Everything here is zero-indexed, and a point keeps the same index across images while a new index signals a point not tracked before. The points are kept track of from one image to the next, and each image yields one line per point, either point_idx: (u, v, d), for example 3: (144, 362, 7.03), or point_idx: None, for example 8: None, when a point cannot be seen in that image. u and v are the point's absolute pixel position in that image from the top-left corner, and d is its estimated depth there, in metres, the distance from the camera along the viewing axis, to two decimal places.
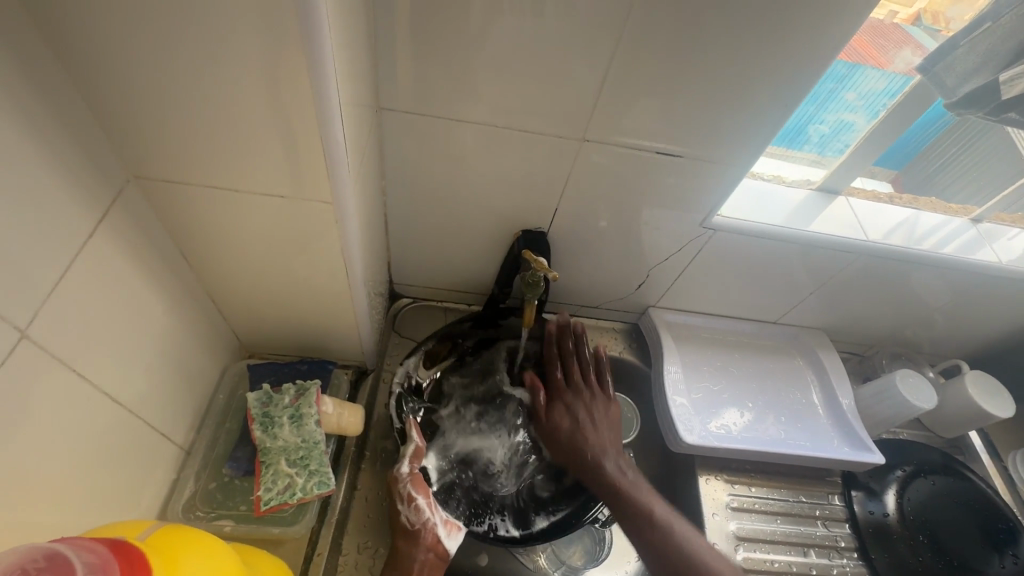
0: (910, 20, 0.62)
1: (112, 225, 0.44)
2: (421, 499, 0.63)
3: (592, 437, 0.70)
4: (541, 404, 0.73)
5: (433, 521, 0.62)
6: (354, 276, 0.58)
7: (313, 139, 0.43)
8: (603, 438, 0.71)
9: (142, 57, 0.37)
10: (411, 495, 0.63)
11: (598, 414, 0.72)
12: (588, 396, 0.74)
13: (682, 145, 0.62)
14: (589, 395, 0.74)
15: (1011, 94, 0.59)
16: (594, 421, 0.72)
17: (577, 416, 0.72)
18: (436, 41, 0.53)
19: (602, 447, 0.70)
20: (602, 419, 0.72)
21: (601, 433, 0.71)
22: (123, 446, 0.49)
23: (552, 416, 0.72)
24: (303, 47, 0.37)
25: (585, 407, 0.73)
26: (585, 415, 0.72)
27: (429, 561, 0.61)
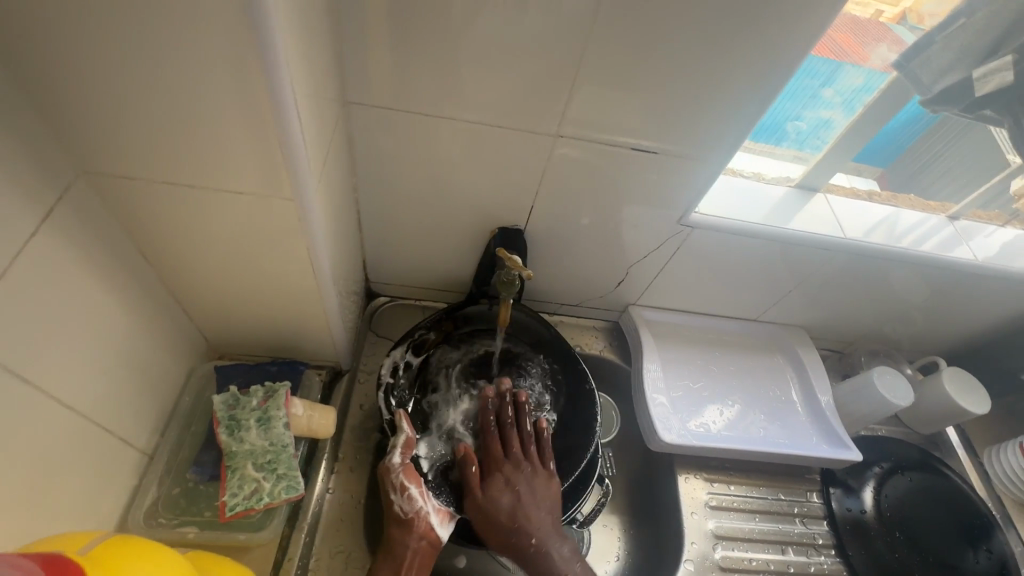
0: (895, 19, 0.60)
1: (60, 224, 0.43)
2: (410, 489, 0.62)
3: (531, 520, 0.64)
4: (476, 483, 0.65)
5: (423, 509, 0.62)
6: (321, 275, 0.56)
7: (268, 133, 0.41)
8: (539, 520, 0.64)
9: (83, 48, 0.35)
10: (401, 484, 0.62)
11: (533, 495, 0.65)
12: (527, 469, 0.67)
13: (659, 142, 0.61)
14: (528, 469, 0.67)
15: (984, 89, 0.65)
16: (531, 503, 0.64)
17: (515, 498, 0.64)
18: (402, 34, 0.52)
19: (542, 533, 0.63)
20: (539, 499, 0.65)
21: (537, 520, 0.64)
22: (77, 452, 0.47)
23: (488, 497, 0.64)
24: (252, 37, 0.35)
25: (525, 482, 0.66)
26: (523, 496, 0.64)
27: (422, 550, 0.61)
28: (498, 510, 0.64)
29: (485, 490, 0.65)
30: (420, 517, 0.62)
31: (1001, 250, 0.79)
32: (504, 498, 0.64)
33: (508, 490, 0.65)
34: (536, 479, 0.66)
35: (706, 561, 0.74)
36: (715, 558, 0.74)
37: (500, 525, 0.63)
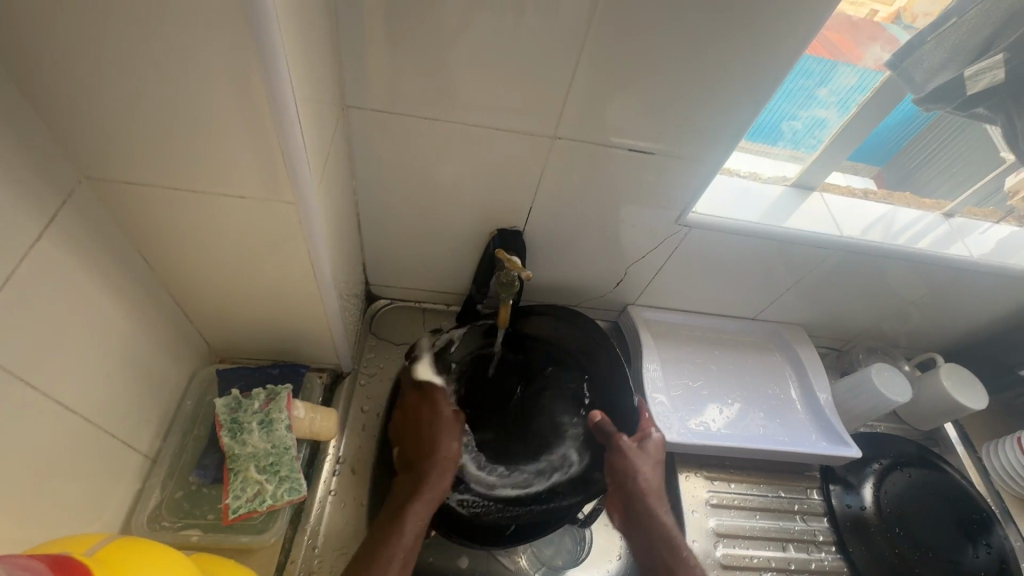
0: (891, 19, 0.61)
1: (63, 229, 0.43)
2: (456, 433, 0.67)
3: (638, 475, 0.67)
4: (613, 431, 0.70)
5: (456, 456, 0.65)
6: (322, 277, 0.57)
7: (268, 136, 0.41)
8: (650, 477, 0.67)
9: (88, 55, 0.36)
10: (450, 425, 0.67)
11: (655, 458, 0.69)
12: (648, 446, 0.69)
13: (655, 143, 0.62)
14: (651, 446, 0.69)
15: (974, 88, 0.63)
16: (650, 464, 0.68)
17: (631, 454, 0.68)
18: (399, 37, 0.52)
19: (647, 493, 0.67)
20: (659, 464, 0.69)
21: (653, 476, 0.67)
22: (81, 455, 0.48)
23: (612, 444, 0.69)
24: (253, 43, 0.35)
25: (645, 453, 0.69)
26: (638, 456, 0.68)
27: (442, 490, 0.62)
28: (618, 457, 0.68)
29: (624, 440, 0.69)
30: (453, 462, 0.64)
31: (997, 248, 0.79)
32: (630, 449, 0.68)
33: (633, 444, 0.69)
34: (659, 450, 0.70)
35: (708, 559, 0.74)
36: (716, 556, 0.74)
37: (612, 472, 0.68)
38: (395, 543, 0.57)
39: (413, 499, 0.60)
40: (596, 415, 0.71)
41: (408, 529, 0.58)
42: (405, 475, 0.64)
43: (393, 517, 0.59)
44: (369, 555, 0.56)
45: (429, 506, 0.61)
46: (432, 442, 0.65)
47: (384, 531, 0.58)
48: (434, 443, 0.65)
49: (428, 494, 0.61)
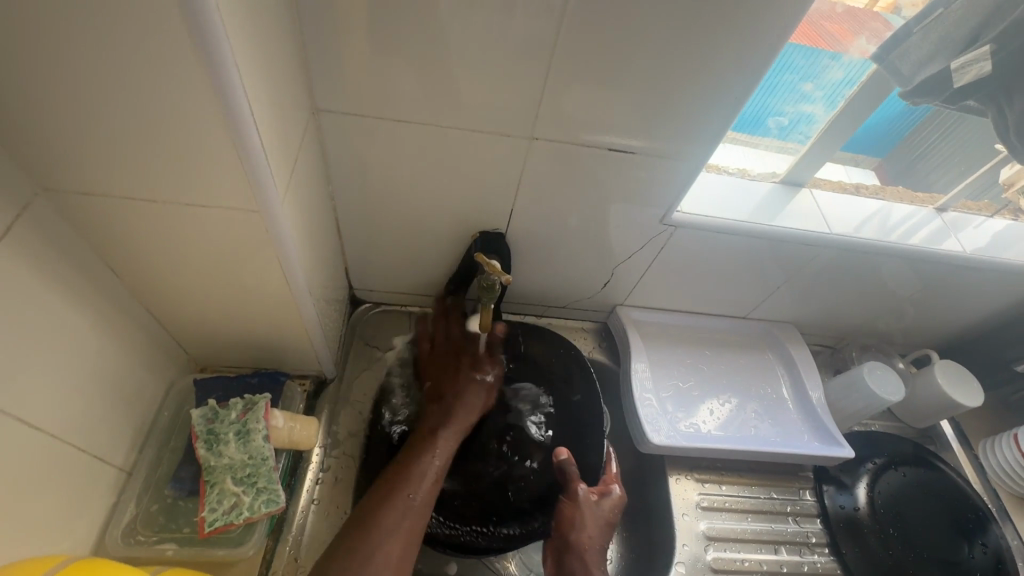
0: (889, 8, 0.59)
1: (21, 243, 0.42)
2: (488, 391, 0.74)
3: (580, 529, 0.64)
4: (575, 475, 0.67)
5: (482, 406, 0.72)
6: (296, 285, 0.56)
7: (225, 144, 0.40)
8: (592, 535, 0.64)
9: (30, 65, 0.35)
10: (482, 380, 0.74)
11: (607, 518, 0.66)
12: (601, 504, 0.66)
13: (634, 140, 0.61)
14: (604, 504, 0.66)
15: (962, 81, 0.59)
16: (598, 521, 0.65)
17: (583, 505, 0.65)
18: (365, 40, 0.51)
19: (585, 548, 0.63)
20: (609, 524, 0.66)
21: (596, 535, 0.64)
22: (49, 472, 0.47)
23: (569, 489, 0.67)
24: (200, 49, 0.34)
25: (596, 509, 0.66)
26: (590, 511, 0.65)
27: (465, 426, 0.69)
28: (570, 503, 0.66)
29: (582, 489, 0.66)
30: (477, 410, 0.71)
31: (992, 242, 0.78)
32: (584, 499, 0.66)
33: (591, 496, 0.67)
34: (614, 511, 0.67)
35: (698, 563, 0.73)
36: (708, 560, 0.73)
37: (559, 516, 0.66)
38: (424, 464, 0.61)
39: (442, 429, 0.66)
40: (562, 452, 0.68)
41: (437, 453, 0.63)
42: (431, 410, 0.69)
43: (424, 443, 0.64)
44: (400, 476, 0.60)
45: (454, 437, 0.67)
46: (465, 388, 0.72)
47: (412, 455, 0.63)
48: (469, 392, 0.71)
49: (453, 429, 0.67)
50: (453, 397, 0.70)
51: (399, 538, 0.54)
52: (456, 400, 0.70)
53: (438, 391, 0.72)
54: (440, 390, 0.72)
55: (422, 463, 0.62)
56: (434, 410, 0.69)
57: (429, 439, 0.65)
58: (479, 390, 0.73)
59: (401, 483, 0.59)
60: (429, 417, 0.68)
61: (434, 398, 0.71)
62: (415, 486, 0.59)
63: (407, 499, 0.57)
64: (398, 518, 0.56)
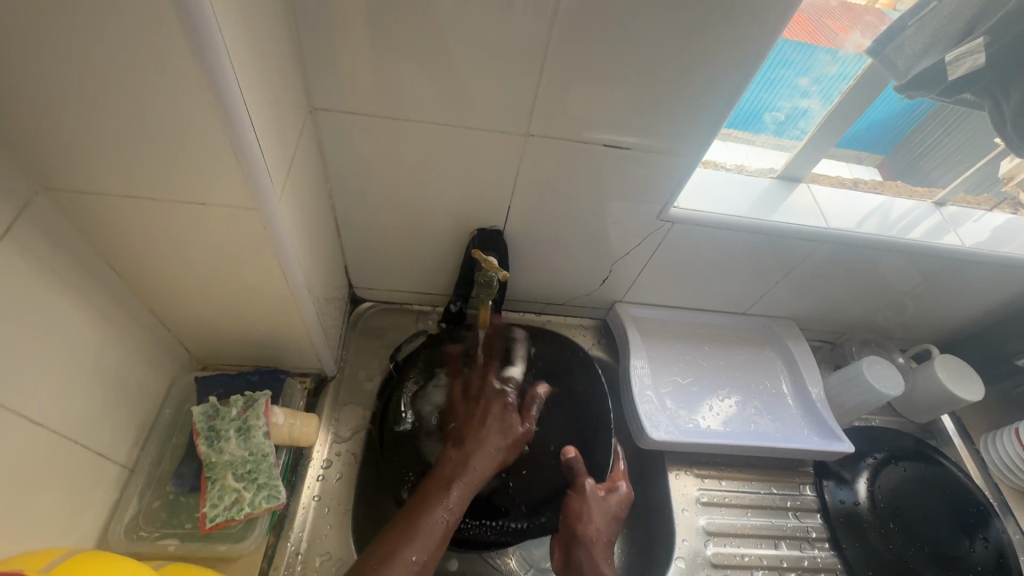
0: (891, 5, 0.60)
1: (23, 242, 0.43)
2: (518, 441, 0.64)
3: (587, 522, 0.63)
4: (582, 471, 0.66)
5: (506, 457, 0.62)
6: (295, 282, 0.56)
7: (222, 143, 0.41)
8: (599, 528, 0.63)
9: (29, 66, 0.35)
10: (509, 425, 0.64)
11: (614, 512, 0.65)
12: (608, 498, 0.65)
13: (629, 137, 0.61)
14: (612, 498, 0.66)
15: (957, 74, 0.57)
16: (604, 515, 0.64)
17: (591, 499, 0.64)
18: (360, 39, 0.51)
19: (593, 541, 0.62)
20: (616, 518, 0.65)
21: (603, 528, 0.63)
22: (52, 469, 0.47)
23: (576, 484, 0.66)
24: (195, 48, 0.35)
25: (602, 503, 0.65)
26: (597, 504, 0.64)
27: (482, 477, 0.59)
28: (576, 497, 0.65)
29: (589, 483, 0.65)
30: (499, 461, 0.61)
31: (992, 235, 0.78)
32: (592, 493, 0.65)
33: (598, 491, 0.66)
34: (621, 506, 0.66)
35: (698, 558, 0.73)
36: (707, 555, 0.73)
37: (564, 511, 0.65)
38: (432, 520, 0.54)
39: (458, 478, 0.58)
40: (569, 450, 0.68)
41: (447, 507, 0.55)
42: (450, 454, 0.61)
43: (438, 494, 0.56)
44: (405, 529, 0.53)
45: (469, 491, 0.58)
46: (490, 434, 0.62)
47: (423, 504, 0.55)
48: (493, 438, 0.62)
49: (470, 480, 0.58)
50: (474, 441, 0.61)
51: None
52: (476, 445, 0.61)
53: (461, 431, 0.64)
54: (463, 432, 0.63)
55: (430, 519, 0.54)
56: (452, 455, 0.60)
57: (443, 487, 0.57)
58: (506, 438, 0.63)
59: (401, 542, 0.51)
60: (446, 463, 0.60)
61: (455, 439, 0.63)
62: (416, 548, 0.51)
63: (406, 564, 0.50)
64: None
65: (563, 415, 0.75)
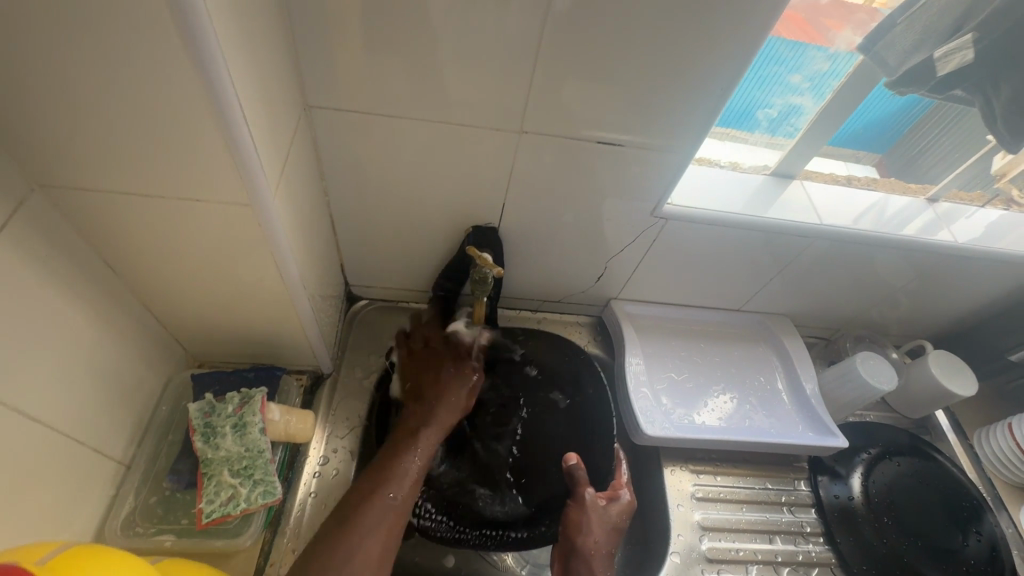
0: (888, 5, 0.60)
1: (18, 238, 0.43)
2: (472, 391, 0.71)
3: (587, 533, 0.62)
4: (582, 479, 0.66)
5: (465, 404, 0.69)
6: (290, 279, 0.56)
7: (216, 139, 0.41)
8: (598, 540, 0.62)
9: (23, 62, 0.36)
10: (464, 379, 0.71)
11: (613, 523, 0.64)
12: (609, 509, 0.65)
13: (623, 134, 0.61)
14: (613, 508, 0.65)
15: (946, 70, 0.58)
16: (604, 525, 0.63)
17: (590, 509, 0.64)
18: (354, 36, 0.52)
19: (591, 552, 0.61)
20: (617, 529, 0.64)
21: (602, 540, 0.62)
22: (48, 464, 0.48)
23: (576, 492, 0.66)
24: (188, 44, 0.35)
25: (603, 514, 0.64)
26: (597, 513, 0.64)
27: (447, 424, 0.66)
28: (575, 507, 0.65)
29: (590, 492, 0.65)
30: (459, 409, 0.68)
31: (985, 232, 0.78)
32: (592, 503, 0.65)
33: (598, 501, 0.66)
34: (623, 516, 0.65)
35: (693, 553, 0.74)
36: (702, 550, 0.74)
37: (564, 521, 0.64)
38: (406, 463, 0.59)
39: (424, 428, 0.63)
40: (571, 458, 0.68)
41: (417, 451, 0.61)
42: (413, 406, 0.66)
43: (405, 440, 0.62)
44: (380, 470, 0.58)
45: (435, 437, 0.64)
46: (448, 387, 0.69)
47: (393, 450, 0.60)
48: (450, 391, 0.68)
49: (435, 427, 0.64)
50: (434, 394, 0.67)
51: (380, 535, 0.52)
52: (438, 398, 0.67)
53: (420, 387, 0.69)
54: (422, 388, 0.68)
55: (403, 462, 0.59)
56: (414, 407, 0.66)
57: (409, 435, 0.62)
58: (462, 390, 0.69)
59: (378, 484, 0.56)
60: (410, 414, 0.65)
61: (415, 395, 0.68)
62: (394, 487, 0.56)
63: (386, 501, 0.55)
64: (377, 519, 0.53)
65: (566, 422, 0.76)
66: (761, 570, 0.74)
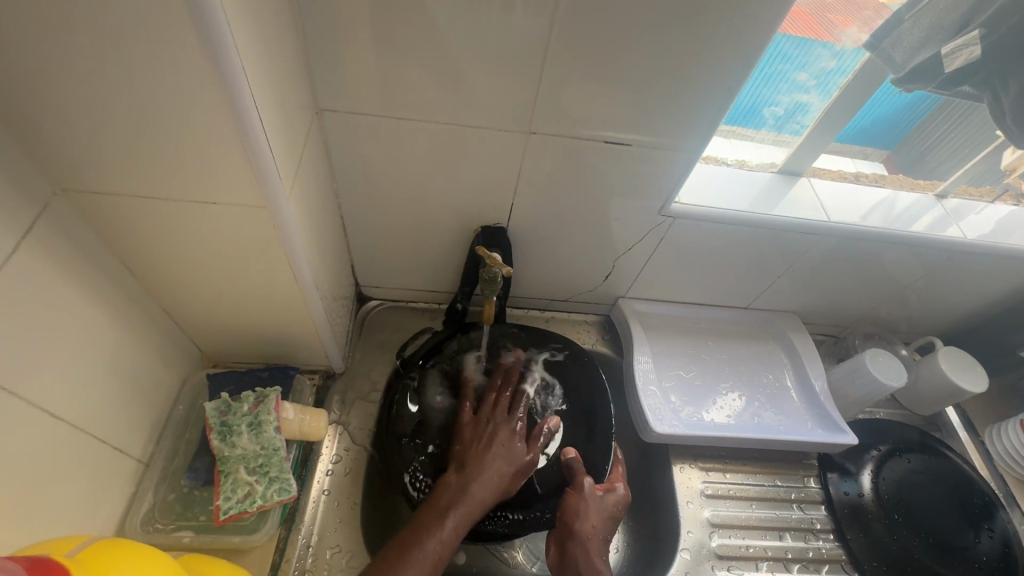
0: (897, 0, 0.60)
1: (41, 241, 0.44)
2: (520, 467, 0.63)
3: (584, 518, 0.62)
4: (581, 469, 0.66)
5: (506, 486, 0.61)
6: (304, 279, 0.57)
7: (233, 144, 0.42)
8: (595, 525, 0.62)
9: (46, 70, 0.37)
10: (513, 455, 0.63)
11: (610, 512, 0.64)
12: (605, 497, 0.65)
13: (629, 133, 0.62)
14: (607, 498, 0.65)
15: (952, 67, 0.58)
16: (602, 513, 0.63)
17: (589, 497, 0.64)
18: (365, 41, 0.52)
19: (588, 536, 0.60)
20: (613, 520, 0.64)
21: (599, 526, 0.62)
22: (72, 461, 0.49)
23: (574, 481, 0.65)
24: (207, 51, 0.36)
25: (598, 502, 0.64)
26: (594, 503, 0.63)
27: (481, 506, 0.59)
28: (573, 494, 0.64)
29: (589, 481, 0.65)
30: (498, 489, 0.61)
31: (994, 227, 0.78)
32: (589, 492, 0.64)
33: (595, 491, 0.65)
34: (618, 506, 0.65)
35: (703, 550, 0.74)
36: (712, 546, 0.74)
37: (561, 507, 0.64)
38: (423, 553, 0.53)
39: (455, 510, 0.57)
40: (569, 450, 0.68)
41: (441, 538, 0.54)
42: (450, 478, 0.60)
43: (434, 522, 0.55)
44: (398, 554, 0.52)
45: (464, 521, 0.57)
46: (493, 459, 0.62)
47: (418, 533, 0.54)
48: (492, 465, 0.61)
49: (466, 510, 0.57)
50: (474, 464, 0.61)
51: None
52: (478, 472, 0.60)
53: (464, 453, 0.62)
54: (465, 456, 0.62)
55: (423, 549, 0.53)
56: (452, 479, 0.60)
57: (440, 516, 0.56)
58: (508, 467, 0.62)
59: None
60: (446, 488, 0.59)
61: (456, 463, 0.62)
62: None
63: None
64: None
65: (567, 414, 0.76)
66: (771, 567, 0.74)
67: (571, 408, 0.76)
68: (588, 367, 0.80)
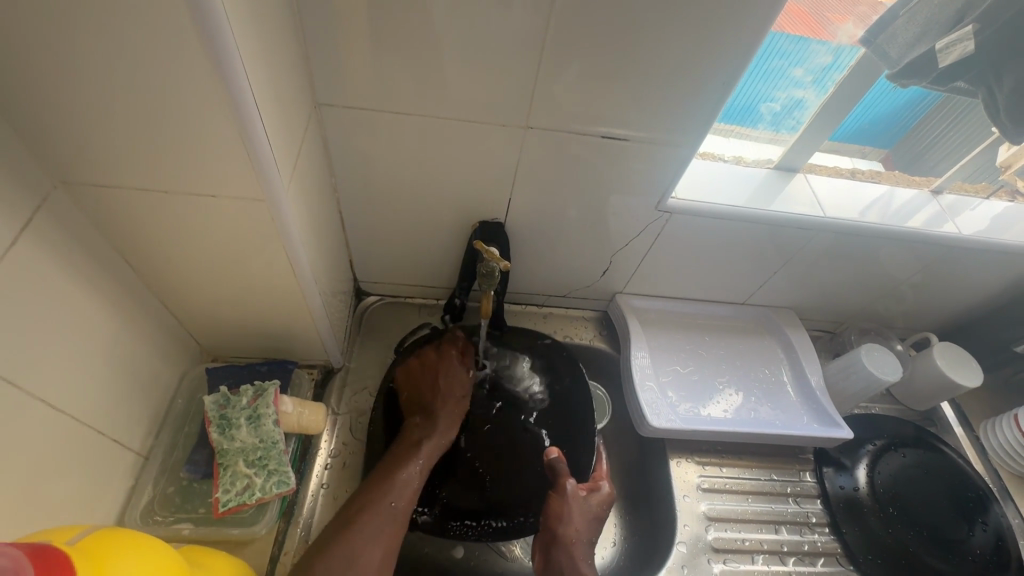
0: None
1: (40, 233, 0.44)
2: (469, 398, 0.73)
3: (567, 523, 0.63)
4: (564, 472, 0.66)
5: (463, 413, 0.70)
6: (302, 274, 0.58)
7: (232, 137, 0.42)
8: (579, 529, 0.63)
9: (45, 63, 0.37)
10: (462, 386, 0.71)
11: (595, 512, 0.65)
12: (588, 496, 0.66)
13: (627, 129, 0.62)
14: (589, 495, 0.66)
15: (946, 62, 0.59)
16: (586, 516, 0.64)
17: (572, 500, 0.64)
18: (363, 35, 0.53)
19: (572, 539, 0.62)
20: (598, 519, 0.65)
21: (583, 529, 0.63)
22: (71, 453, 0.49)
23: (557, 484, 0.66)
24: (206, 45, 0.36)
25: (581, 504, 0.65)
26: (578, 505, 0.64)
27: (447, 436, 0.67)
28: (557, 499, 0.65)
29: (572, 485, 0.65)
30: (457, 418, 0.69)
31: (989, 223, 0.78)
32: (574, 495, 0.65)
33: (579, 492, 0.66)
34: (602, 506, 0.66)
35: (699, 543, 0.74)
36: (708, 540, 0.75)
37: (545, 511, 0.65)
38: (406, 473, 0.61)
39: (426, 441, 0.65)
40: (552, 450, 0.67)
41: (419, 461, 0.63)
42: (414, 419, 0.68)
43: (407, 453, 0.63)
44: (381, 483, 0.59)
45: (436, 450, 0.65)
46: (451, 399, 0.70)
47: (395, 463, 0.62)
48: (451, 402, 0.70)
49: (435, 439, 0.66)
50: (436, 405, 0.69)
51: (380, 544, 0.55)
52: (439, 411, 0.68)
53: (422, 401, 0.70)
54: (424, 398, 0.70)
55: (405, 472, 0.61)
56: (417, 420, 0.68)
57: (411, 447, 0.64)
58: (461, 399, 0.71)
59: (379, 495, 0.58)
60: (412, 426, 0.67)
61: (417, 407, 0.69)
62: (395, 497, 0.58)
63: (388, 510, 0.57)
64: (378, 526, 0.55)
65: (554, 417, 0.76)
66: (767, 560, 0.75)
67: (555, 410, 0.76)
68: (574, 367, 0.79)
